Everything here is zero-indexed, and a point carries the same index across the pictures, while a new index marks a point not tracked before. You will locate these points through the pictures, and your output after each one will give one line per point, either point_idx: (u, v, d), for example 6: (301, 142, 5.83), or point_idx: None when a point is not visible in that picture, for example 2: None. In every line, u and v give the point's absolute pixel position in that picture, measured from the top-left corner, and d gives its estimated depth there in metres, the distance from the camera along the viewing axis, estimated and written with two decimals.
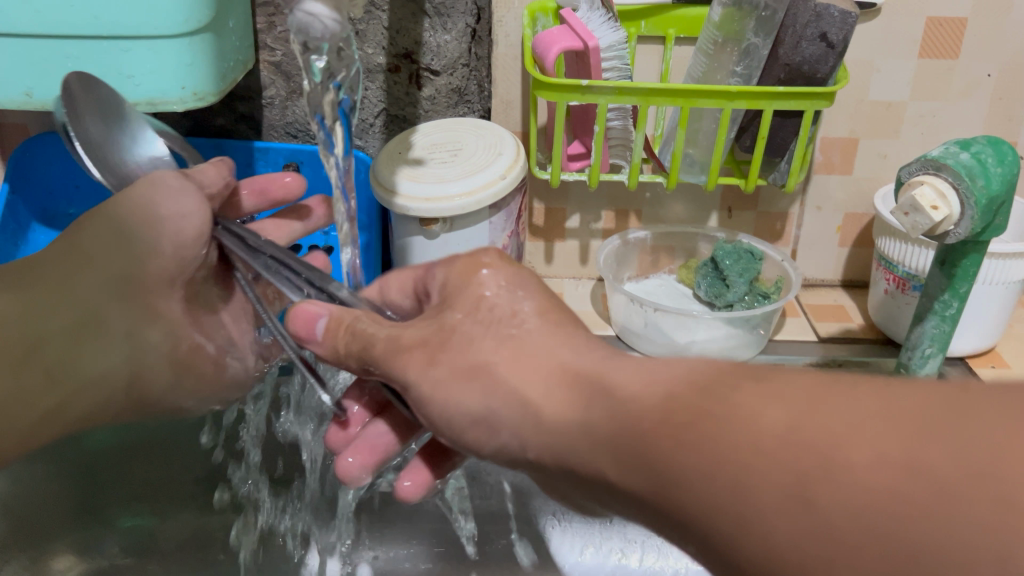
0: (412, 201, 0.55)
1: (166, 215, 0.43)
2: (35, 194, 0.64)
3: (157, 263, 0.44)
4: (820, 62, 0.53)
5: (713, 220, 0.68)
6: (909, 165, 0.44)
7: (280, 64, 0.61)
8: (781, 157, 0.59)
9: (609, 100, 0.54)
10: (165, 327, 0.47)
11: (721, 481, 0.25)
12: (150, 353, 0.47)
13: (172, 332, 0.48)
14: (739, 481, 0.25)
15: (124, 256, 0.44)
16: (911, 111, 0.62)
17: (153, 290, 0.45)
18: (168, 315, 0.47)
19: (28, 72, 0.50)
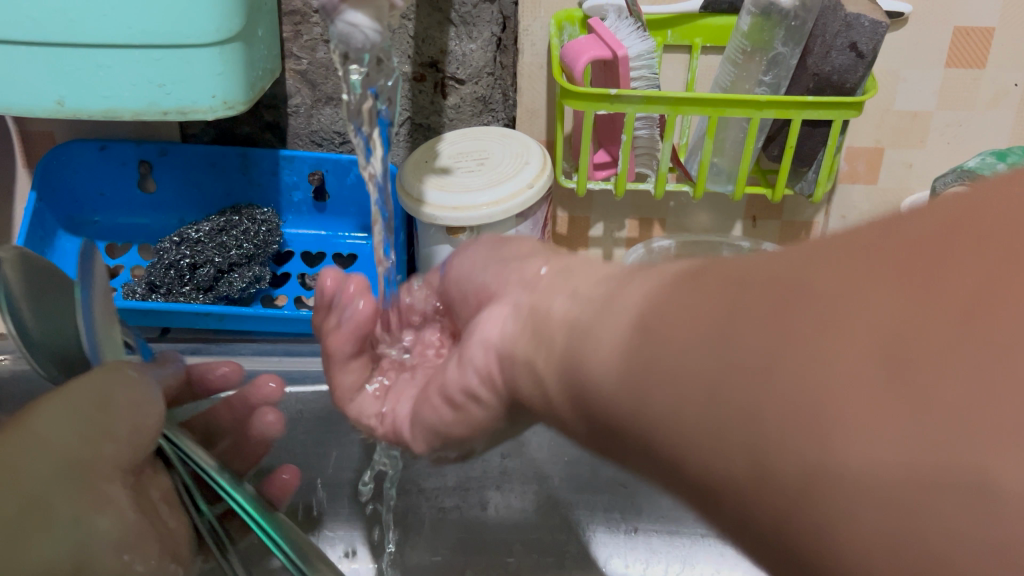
0: (439, 210, 0.55)
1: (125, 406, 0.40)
2: (60, 202, 0.64)
3: (112, 447, 0.39)
4: (848, 72, 0.53)
5: (738, 228, 0.68)
6: (944, 176, 0.44)
7: (305, 73, 0.61)
8: (808, 167, 0.59)
9: (637, 109, 0.54)
10: (115, 513, 0.38)
11: (686, 352, 0.23)
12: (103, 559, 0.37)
13: (121, 520, 0.39)
14: (697, 358, 0.22)
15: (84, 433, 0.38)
16: (937, 120, 0.62)
17: (102, 474, 0.38)
18: (115, 500, 0.39)
19: (61, 82, 0.50)
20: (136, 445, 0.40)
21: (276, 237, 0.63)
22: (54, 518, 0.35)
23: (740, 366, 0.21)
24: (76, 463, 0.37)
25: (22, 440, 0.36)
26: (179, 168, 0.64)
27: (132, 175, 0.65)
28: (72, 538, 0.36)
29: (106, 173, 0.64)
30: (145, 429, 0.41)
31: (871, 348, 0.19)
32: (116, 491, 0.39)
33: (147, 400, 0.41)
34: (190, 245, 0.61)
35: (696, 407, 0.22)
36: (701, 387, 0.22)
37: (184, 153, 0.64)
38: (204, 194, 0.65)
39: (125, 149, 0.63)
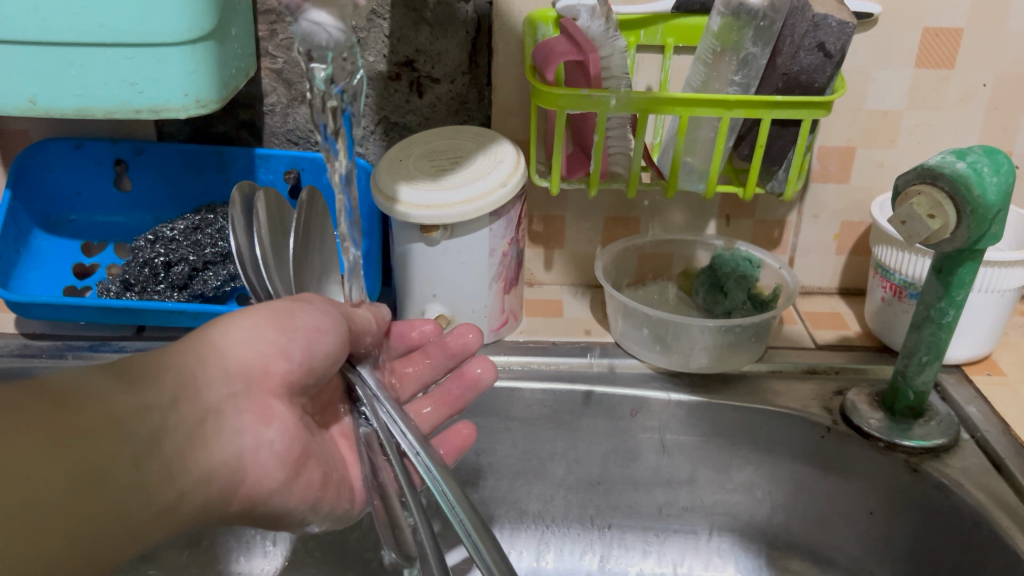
0: (412, 209, 0.56)
1: (303, 327, 0.44)
2: (36, 201, 0.64)
3: (283, 366, 0.43)
4: (817, 72, 0.54)
5: (711, 228, 0.69)
6: (906, 174, 0.45)
7: (281, 72, 0.62)
8: (778, 166, 0.59)
9: (609, 110, 0.55)
10: (279, 427, 0.42)
11: None
12: (260, 472, 0.40)
13: (285, 433, 0.42)
14: None
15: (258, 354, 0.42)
16: (907, 121, 0.62)
17: (268, 389, 0.42)
18: (279, 416, 0.42)
19: (31, 80, 0.50)
20: (308, 368, 0.44)
21: None
22: (222, 426, 0.39)
23: None
24: (249, 371, 0.41)
25: (192, 353, 0.40)
26: (155, 167, 0.65)
27: (107, 174, 0.65)
28: (237, 443, 0.40)
29: (81, 171, 0.64)
30: (319, 352, 0.45)
31: None
32: (281, 409, 0.43)
33: (328, 315, 0.46)
34: (165, 244, 0.61)
35: None
36: None
37: (161, 151, 0.64)
38: (180, 191, 0.66)
39: (101, 148, 0.64)
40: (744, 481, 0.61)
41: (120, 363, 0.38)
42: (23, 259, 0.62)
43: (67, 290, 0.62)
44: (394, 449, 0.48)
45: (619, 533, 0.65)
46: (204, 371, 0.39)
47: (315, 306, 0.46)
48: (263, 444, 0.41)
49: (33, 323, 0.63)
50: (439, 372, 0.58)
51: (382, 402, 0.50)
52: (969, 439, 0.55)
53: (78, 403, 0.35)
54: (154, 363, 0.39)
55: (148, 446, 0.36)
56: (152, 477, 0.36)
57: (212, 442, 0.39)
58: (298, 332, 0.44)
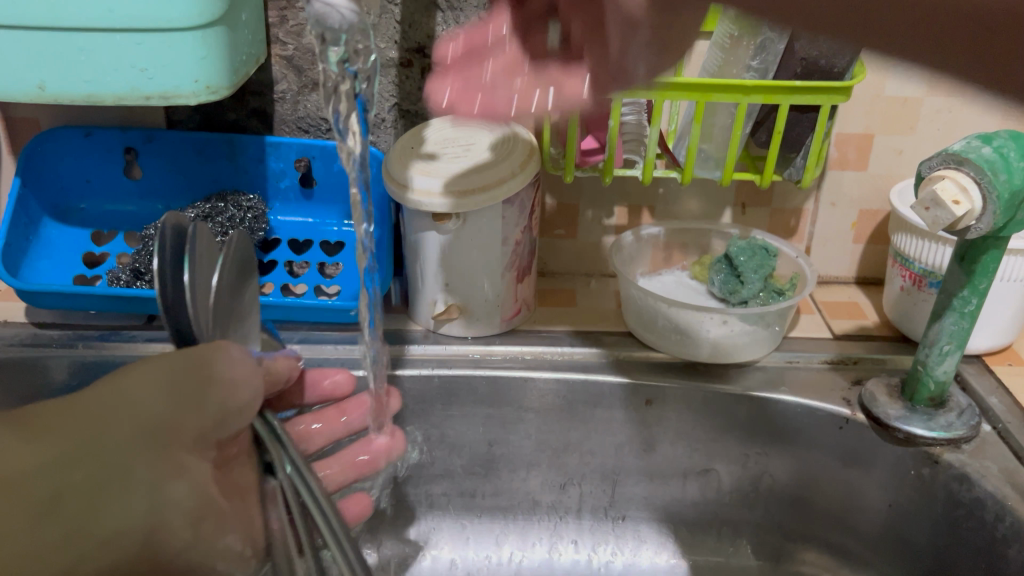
0: (427, 197, 0.55)
1: (222, 377, 0.41)
2: (46, 189, 0.63)
3: (197, 419, 0.41)
4: (837, 56, 0.53)
5: (727, 216, 0.68)
6: (929, 159, 0.44)
7: (292, 59, 0.61)
8: (796, 153, 0.58)
9: (623, 94, 0.54)
10: (190, 482, 0.40)
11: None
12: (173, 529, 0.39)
13: (198, 491, 0.40)
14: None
15: (176, 402, 0.40)
16: (927, 107, 0.61)
17: (183, 442, 0.40)
18: (193, 468, 0.41)
19: (41, 66, 0.49)
20: (222, 423, 0.42)
21: (261, 224, 0.63)
22: (131, 486, 0.38)
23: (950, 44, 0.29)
24: (160, 424, 0.40)
25: (101, 401, 0.39)
26: (166, 155, 0.64)
27: (118, 163, 0.64)
28: (147, 500, 0.38)
29: (91, 160, 0.64)
30: (236, 404, 0.42)
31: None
32: (197, 463, 0.41)
33: (250, 370, 0.43)
34: None
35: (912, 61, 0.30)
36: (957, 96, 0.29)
37: (171, 140, 0.63)
38: (191, 180, 0.65)
39: (111, 135, 0.63)
40: (760, 472, 0.61)
41: (29, 417, 0.38)
42: (33, 248, 0.62)
43: (78, 279, 0.61)
44: (297, 503, 0.46)
45: (634, 525, 0.64)
46: (114, 423, 0.39)
47: (233, 353, 0.42)
48: (173, 502, 0.39)
49: (44, 312, 0.63)
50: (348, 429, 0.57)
51: (286, 450, 0.47)
52: (991, 430, 0.54)
53: None
54: (62, 411, 0.38)
55: (46, 509, 0.36)
56: (50, 539, 0.36)
57: (120, 502, 0.38)
58: (215, 383, 0.41)
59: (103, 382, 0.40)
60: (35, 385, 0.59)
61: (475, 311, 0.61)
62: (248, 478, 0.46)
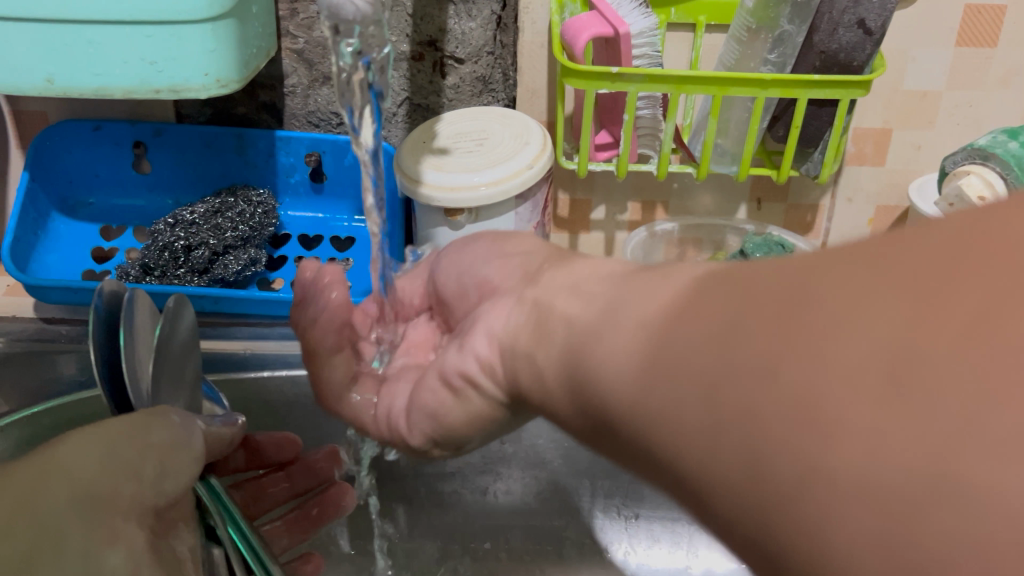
0: (434, 192, 0.54)
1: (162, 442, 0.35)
2: (54, 183, 0.63)
3: (134, 487, 0.34)
4: (856, 50, 0.51)
5: (742, 212, 0.67)
6: (954, 154, 0.43)
7: (302, 52, 0.60)
8: (814, 147, 0.57)
9: (639, 88, 0.53)
10: (134, 551, 0.33)
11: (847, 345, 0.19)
12: None
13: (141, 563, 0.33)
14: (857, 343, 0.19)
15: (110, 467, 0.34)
16: (947, 101, 0.60)
17: (121, 509, 0.34)
18: (129, 541, 0.33)
19: (49, 58, 0.49)
20: (166, 487, 0.35)
21: (271, 219, 0.62)
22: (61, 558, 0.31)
23: (749, 323, 0.21)
24: (92, 495, 0.33)
25: (16, 484, 0.32)
26: (175, 149, 0.64)
27: (126, 157, 0.64)
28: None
29: (99, 154, 0.63)
30: (179, 469, 0.36)
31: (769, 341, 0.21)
32: (134, 533, 0.33)
33: (191, 428, 0.37)
34: (185, 227, 0.59)
35: (714, 450, 0.21)
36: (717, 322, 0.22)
37: (180, 134, 0.63)
38: (200, 174, 0.65)
39: (119, 129, 0.62)
40: None
41: None
42: (41, 242, 0.61)
43: (86, 274, 0.60)
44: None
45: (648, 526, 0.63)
46: (39, 499, 0.32)
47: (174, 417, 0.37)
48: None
49: (53, 307, 0.62)
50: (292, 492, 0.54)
51: (233, 518, 0.37)
52: None
53: None
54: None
55: None
56: None
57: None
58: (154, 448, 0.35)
59: (25, 460, 0.34)
60: (43, 382, 0.58)
61: None
62: (182, 550, 0.35)
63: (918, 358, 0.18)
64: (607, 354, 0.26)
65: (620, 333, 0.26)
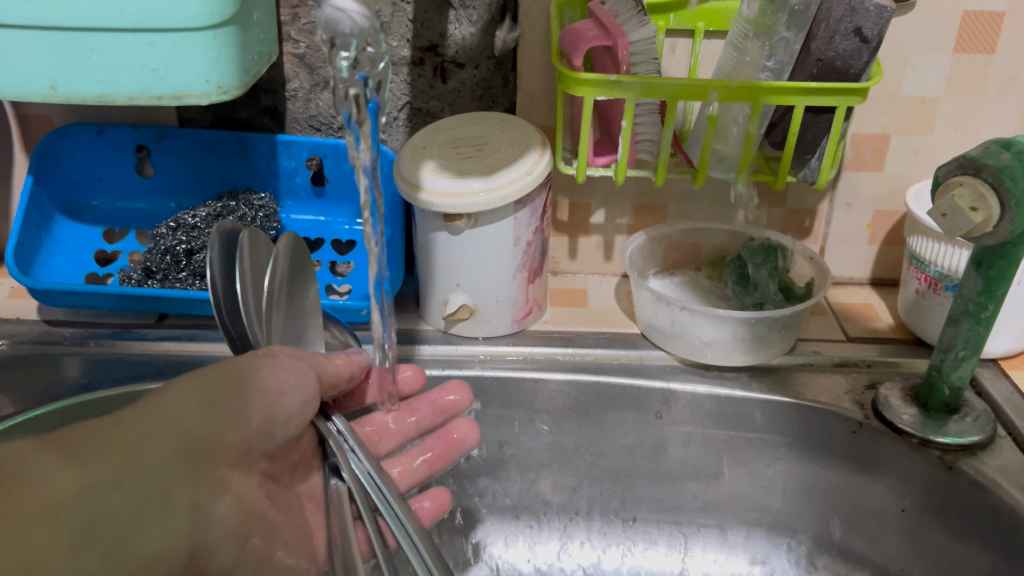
0: (435, 198, 0.55)
1: (265, 388, 0.44)
2: (58, 187, 0.63)
3: (240, 433, 0.44)
4: (853, 57, 0.52)
5: (741, 216, 0.67)
6: (947, 164, 0.43)
7: (304, 57, 0.61)
8: (812, 154, 0.57)
9: (637, 96, 0.53)
10: (233, 498, 0.44)
11: None
12: (221, 544, 0.43)
13: (242, 505, 0.44)
14: None
15: (219, 418, 0.43)
16: (945, 107, 0.60)
17: (223, 457, 0.44)
18: (236, 487, 0.44)
19: (53, 64, 0.49)
20: (265, 433, 0.45)
21: (273, 223, 0.63)
22: (172, 503, 0.41)
23: None
24: (198, 442, 0.43)
25: (138, 428, 0.42)
26: (178, 153, 0.64)
27: (129, 160, 0.64)
28: (196, 515, 0.42)
29: (103, 157, 0.64)
30: (280, 415, 0.45)
31: None
32: (238, 478, 0.45)
33: (297, 373, 0.46)
34: (187, 231, 0.60)
35: None
36: None
37: (182, 138, 0.63)
38: (202, 178, 0.65)
39: (123, 133, 0.63)
40: (771, 476, 0.60)
41: (63, 439, 0.40)
42: (45, 245, 0.62)
43: (90, 277, 0.61)
44: (367, 506, 0.48)
45: (646, 528, 0.64)
46: (155, 444, 0.41)
47: (283, 361, 0.46)
48: (216, 520, 0.43)
49: (55, 309, 0.63)
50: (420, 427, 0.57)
51: (360, 458, 0.49)
52: (1006, 436, 0.54)
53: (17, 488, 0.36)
54: (102, 438, 0.41)
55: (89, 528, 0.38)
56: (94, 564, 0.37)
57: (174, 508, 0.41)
58: (258, 394, 0.44)
59: (131, 408, 0.43)
60: (46, 382, 0.59)
61: (487, 312, 0.61)
62: (312, 484, 0.51)
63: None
64: None
65: None
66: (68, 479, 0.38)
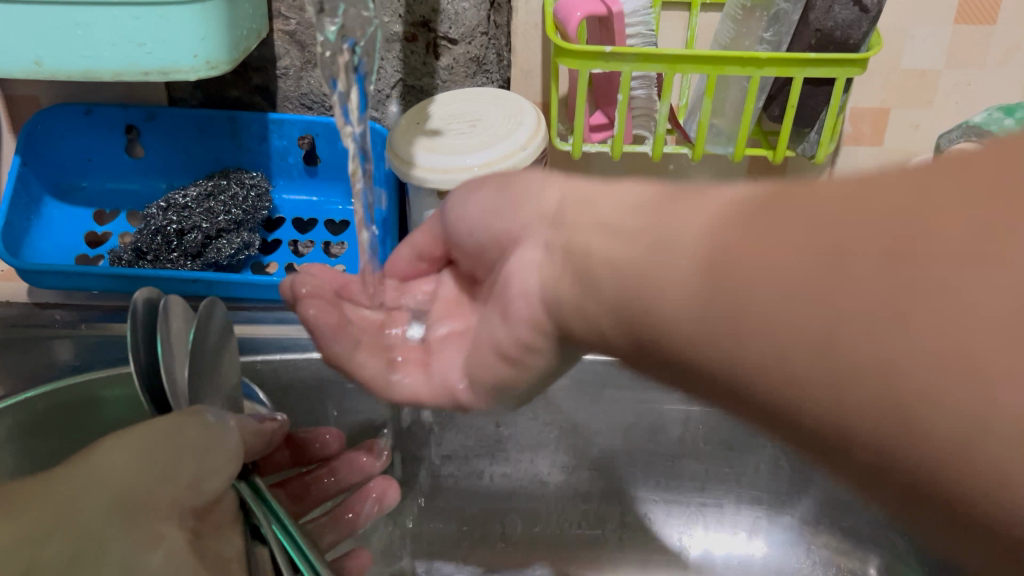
0: (429, 172, 0.54)
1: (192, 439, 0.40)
2: (47, 168, 0.63)
3: (171, 488, 0.39)
4: (852, 27, 0.51)
5: (739, 192, 0.67)
6: (949, 132, 0.43)
7: (294, 34, 0.60)
8: (811, 127, 0.56)
9: (632, 68, 0.52)
10: (168, 554, 0.37)
11: (767, 295, 0.26)
12: None
13: (179, 560, 0.37)
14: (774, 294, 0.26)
15: (149, 468, 0.39)
16: (945, 79, 0.60)
17: (161, 512, 0.38)
18: (175, 540, 0.38)
19: (39, 40, 0.48)
20: (201, 488, 0.40)
21: (264, 202, 0.62)
22: (103, 561, 0.36)
23: (857, 374, 0.24)
24: (130, 492, 0.38)
25: (71, 483, 0.38)
26: (168, 134, 0.63)
27: (120, 141, 0.63)
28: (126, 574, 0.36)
29: (92, 137, 0.63)
30: (211, 469, 0.41)
31: (812, 304, 0.25)
32: (178, 533, 0.38)
33: (224, 430, 0.41)
34: (177, 211, 0.59)
35: (797, 299, 0.25)
36: (817, 328, 0.25)
37: (172, 117, 0.62)
38: (194, 158, 0.64)
39: (112, 113, 0.62)
40: (771, 454, 0.60)
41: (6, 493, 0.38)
42: (35, 227, 0.61)
43: (80, 258, 0.60)
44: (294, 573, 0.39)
45: (643, 507, 0.63)
46: (78, 502, 0.37)
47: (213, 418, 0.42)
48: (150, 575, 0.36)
49: (47, 292, 0.62)
50: (340, 487, 0.55)
51: (281, 516, 0.41)
52: None
53: None
54: (25, 497, 0.37)
55: None
56: None
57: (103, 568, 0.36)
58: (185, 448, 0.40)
59: (66, 465, 0.39)
60: (38, 365, 0.58)
61: None
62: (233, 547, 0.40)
63: (909, 279, 0.23)
64: (675, 290, 0.29)
65: (671, 283, 0.29)
66: None
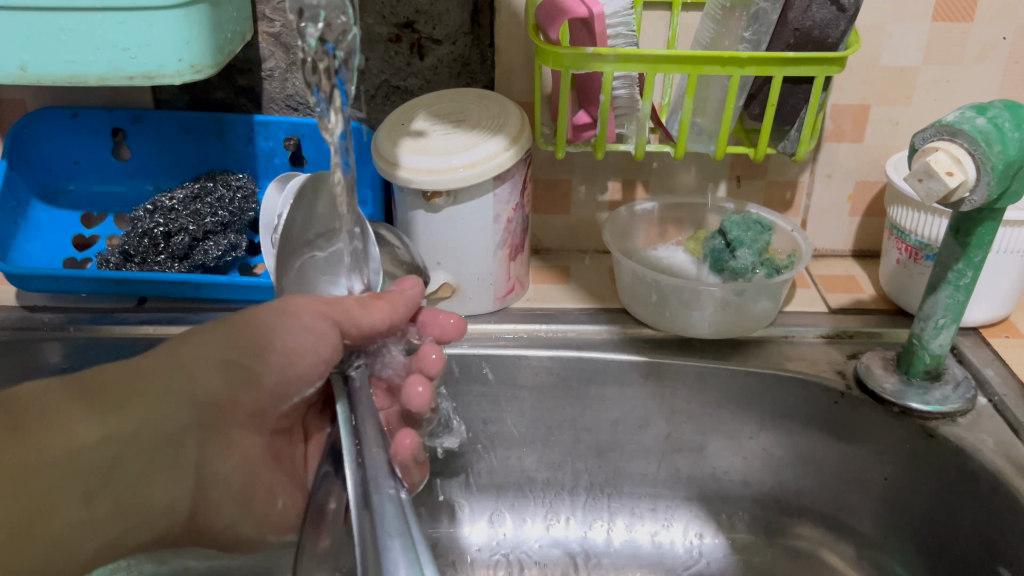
0: (414, 173, 0.55)
1: (281, 348, 0.44)
2: (34, 171, 0.63)
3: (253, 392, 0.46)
4: (830, 26, 0.52)
5: (722, 189, 0.67)
6: (923, 132, 0.43)
7: (279, 36, 0.60)
8: (791, 126, 0.57)
9: (614, 68, 0.53)
10: (238, 458, 0.48)
11: None
12: (218, 498, 0.48)
13: (244, 464, 0.48)
14: None
15: (233, 378, 0.45)
16: (924, 76, 0.60)
17: (234, 415, 0.46)
18: (241, 444, 0.48)
19: (23, 45, 0.49)
20: (279, 393, 0.46)
21: (251, 204, 0.62)
22: (180, 457, 0.46)
23: None
24: (209, 403, 0.45)
25: (151, 386, 0.44)
26: (154, 135, 0.64)
27: (106, 143, 0.64)
28: (193, 475, 0.47)
29: (78, 140, 0.63)
30: (293, 374, 0.45)
31: None
32: (245, 436, 0.48)
33: (321, 344, 0.44)
34: (164, 213, 0.59)
35: None
36: None
37: (158, 119, 0.63)
38: (180, 160, 0.65)
39: (98, 116, 0.62)
40: (755, 448, 0.61)
41: (94, 383, 0.43)
42: (22, 230, 0.61)
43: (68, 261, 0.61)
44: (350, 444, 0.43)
45: (629, 502, 0.64)
46: (167, 402, 0.44)
47: (304, 322, 0.44)
48: (220, 473, 0.48)
49: (34, 295, 0.63)
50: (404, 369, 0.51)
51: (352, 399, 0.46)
52: (987, 403, 0.54)
53: (39, 437, 0.40)
54: (139, 384, 0.44)
55: (98, 486, 0.42)
56: (102, 513, 0.43)
57: (213, 457, 0.47)
58: (274, 353, 0.44)
59: (156, 355, 0.45)
60: (26, 368, 0.59)
61: (468, 290, 0.61)
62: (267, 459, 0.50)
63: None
64: None
65: None
66: (88, 431, 0.41)
